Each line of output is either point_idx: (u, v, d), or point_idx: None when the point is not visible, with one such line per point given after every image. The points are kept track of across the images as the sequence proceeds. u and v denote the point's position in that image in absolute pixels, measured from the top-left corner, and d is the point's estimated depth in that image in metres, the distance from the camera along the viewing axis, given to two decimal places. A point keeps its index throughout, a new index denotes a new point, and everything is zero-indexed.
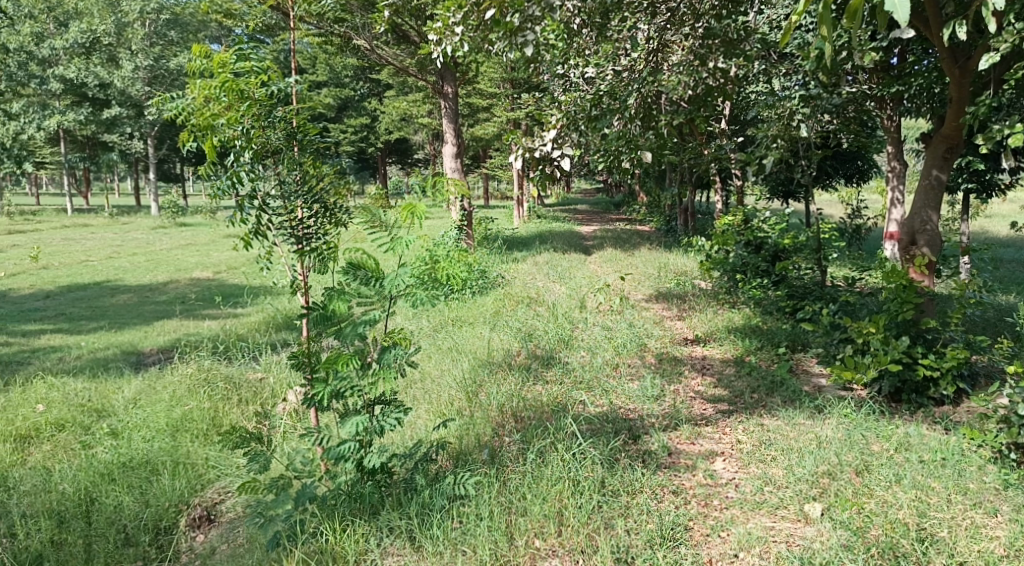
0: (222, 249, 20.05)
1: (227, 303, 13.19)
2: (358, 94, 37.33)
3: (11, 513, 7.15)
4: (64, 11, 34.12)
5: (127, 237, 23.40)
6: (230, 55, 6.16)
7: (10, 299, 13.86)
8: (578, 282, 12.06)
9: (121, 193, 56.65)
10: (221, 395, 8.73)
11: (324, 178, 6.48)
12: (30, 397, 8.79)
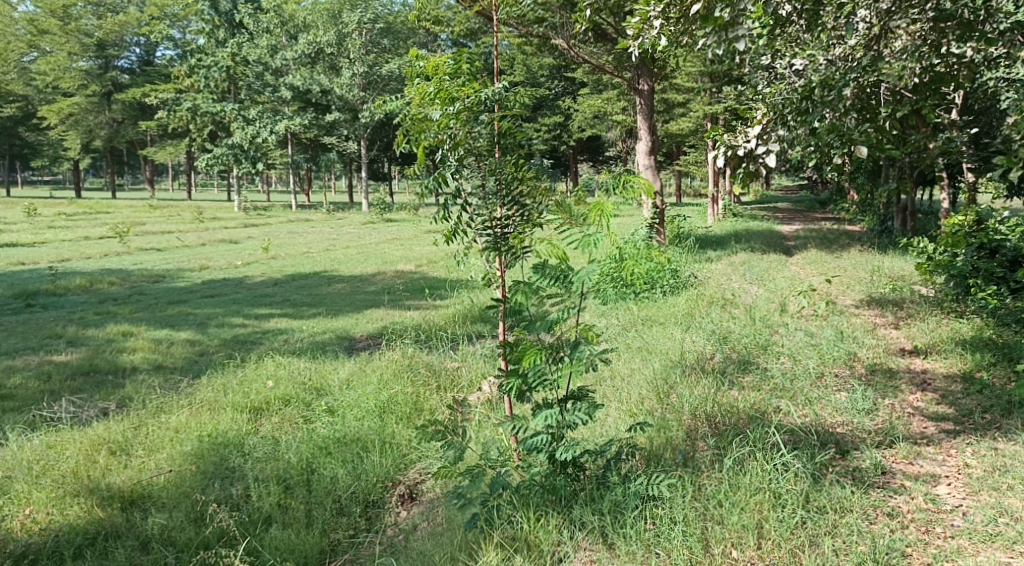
0: (424, 244, 20.63)
1: (429, 295, 13.46)
2: (553, 93, 37.46)
3: (243, 478, 7.33)
4: (294, 25, 36.02)
5: (340, 231, 24.59)
6: (447, 60, 6.19)
7: (245, 285, 14.77)
8: (778, 284, 11.51)
9: (334, 191, 59.82)
10: (422, 380, 8.82)
11: (525, 183, 6.35)
12: (263, 373, 9.12)
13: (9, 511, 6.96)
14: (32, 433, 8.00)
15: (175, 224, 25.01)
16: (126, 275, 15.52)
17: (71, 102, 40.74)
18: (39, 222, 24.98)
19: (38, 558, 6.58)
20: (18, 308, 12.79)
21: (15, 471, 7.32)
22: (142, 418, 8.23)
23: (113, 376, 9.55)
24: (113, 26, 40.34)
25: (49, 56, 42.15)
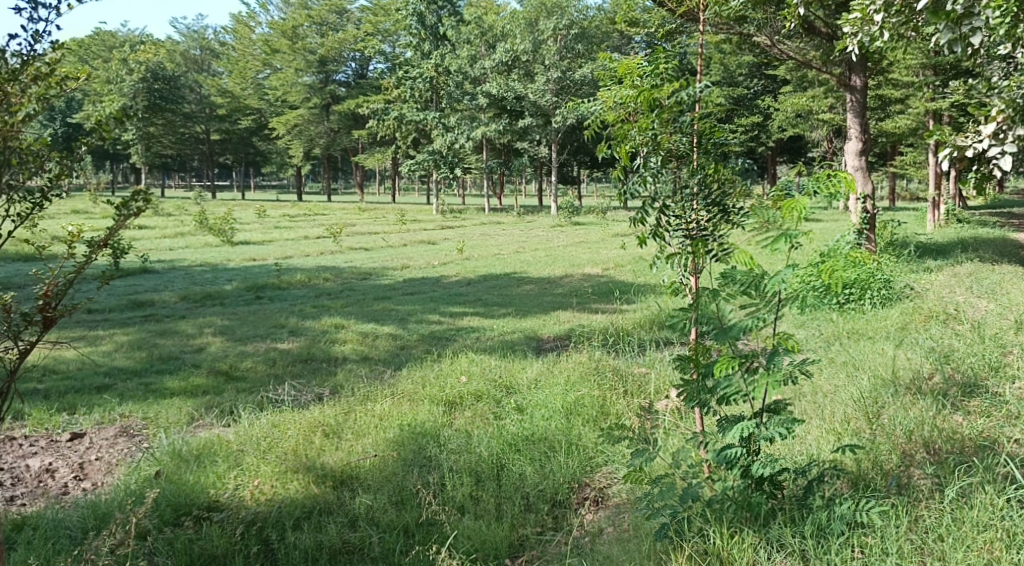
0: (612, 247, 20.27)
1: (620, 298, 13.06)
2: (752, 92, 36.22)
3: (439, 467, 6.76)
4: (494, 33, 36.44)
5: (531, 233, 24.60)
6: (640, 61, 5.71)
7: (441, 284, 14.88)
8: (1012, 299, 10.36)
9: (524, 195, 60.49)
10: (608, 384, 8.27)
11: (726, 182, 5.68)
12: (456, 369, 8.86)
13: (241, 480, 6.50)
14: (259, 413, 7.83)
15: (381, 225, 25.82)
16: (337, 271, 16.00)
17: (295, 114, 43.29)
18: (267, 222, 26.53)
19: (264, 526, 6.11)
20: (249, 300, 13.35)
21: (245, 446, 6.97)
22: (352, 405, 7.93)
23: (328, 364, 9.55)
24: (334, 43, 42.29)
25: (279, 73, 44.81)
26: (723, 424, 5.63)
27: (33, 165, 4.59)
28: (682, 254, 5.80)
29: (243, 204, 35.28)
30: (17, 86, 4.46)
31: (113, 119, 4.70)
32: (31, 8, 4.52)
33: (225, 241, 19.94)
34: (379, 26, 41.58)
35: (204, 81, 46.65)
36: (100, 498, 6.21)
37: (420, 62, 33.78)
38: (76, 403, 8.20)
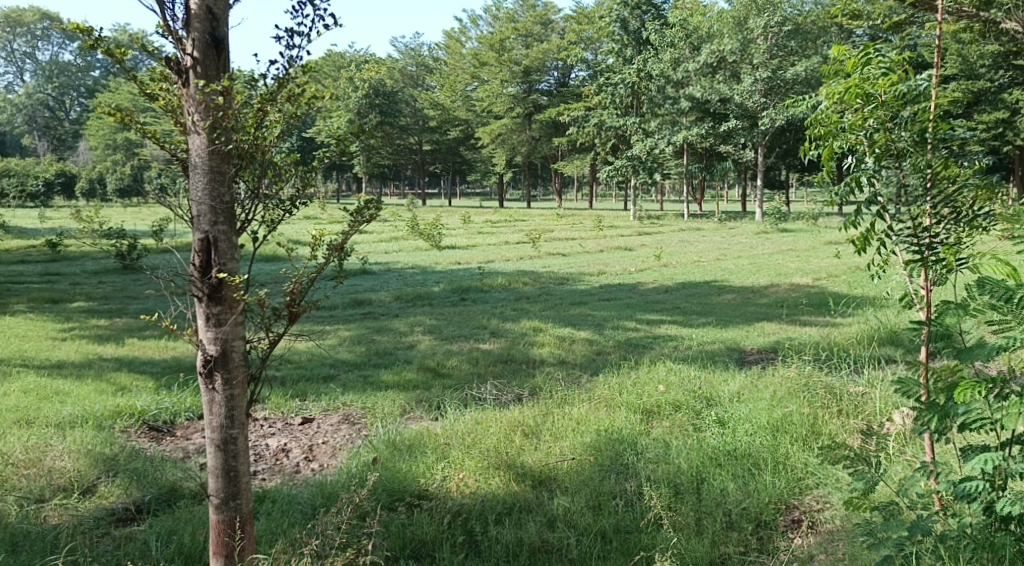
0: (824, 256, 19.52)
1: (832, 311, 12.60)
2: (996, 85, 33.73)
3: (635, 476, 6.65)
4: (700, 34, 35.78)
5: (733, 241, 24.16)
6: (862, 53, 5.23)
7: (640, 291, 14.93)
8: None
9: (732, 201, 59.16)
10: (820, 402, 7.81)
11: (961, 180, 5.15)
12: (654, 378, 8.79)
13: (447, 472, 6.63)
14: (464, 409, 8.17)
15: (580, 231, 26.07)
16: (536, 276, 16.40)
17: (500, 123, 44.72)
18: (474, 228, 27.39)
19: (469, 517, 6.18)
20: (455, 301, 13.91)
21: (451, 439, 7.13)
22: (550, 407, 7.97)
23: (527, 365, 9.80)
24: (538, 53, 43.12)
25: (488, 83, 46.06)
26: (964, 456, 5.11)
27: (284, 179, 4.87)
28: (917, 262, 5.24)
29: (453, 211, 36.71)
30: (273, 105, 4.71)
31: (354, 136, 4.89)
32: (288, 31, 4.79)
33: (434, 246, 20.78)
34: (582, 35, 41.73)
35: (418, 95, 48.77)
36: (325, 477, 6.71)
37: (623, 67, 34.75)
38: (307, 390, 8.88)
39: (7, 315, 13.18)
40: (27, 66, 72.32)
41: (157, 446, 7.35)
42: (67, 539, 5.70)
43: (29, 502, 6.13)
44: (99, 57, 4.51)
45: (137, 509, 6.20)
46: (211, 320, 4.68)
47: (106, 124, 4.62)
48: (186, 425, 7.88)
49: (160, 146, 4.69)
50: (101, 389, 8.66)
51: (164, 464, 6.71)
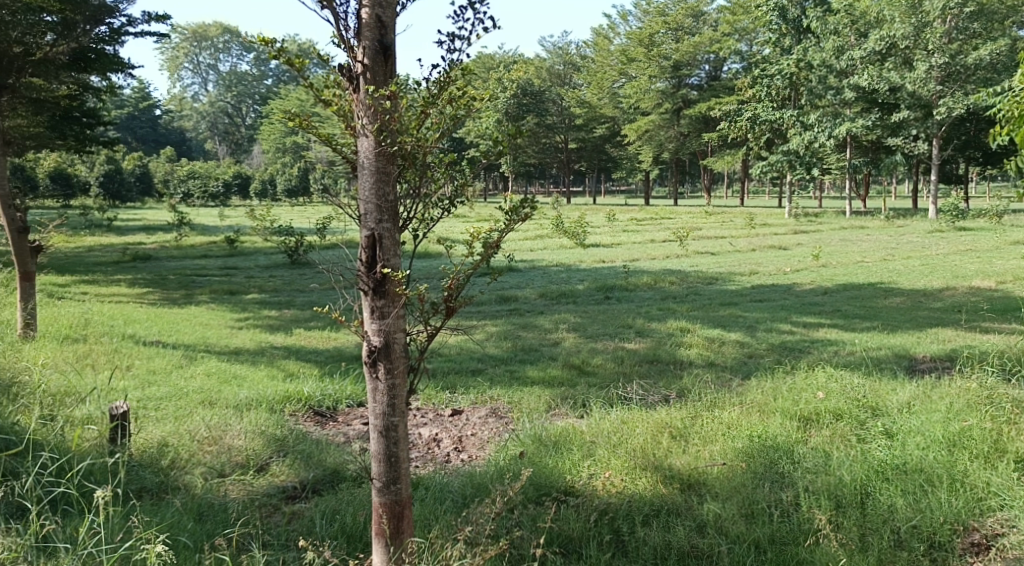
0: (1007, 257, 18.43)
1: (1013, 318, 11.99)
2: None
3: (792, 485, 6.50)
4: (867, 20, 33.22)
5: (903, 240, 23.12)
6: None
7: (796, 292, 14.62)
8: None
9: (901, 196, 56.50)
10: (1006, 416, 7.13)
11: None
12: (812, 384, 8.30)
13: (593, 470, 6.70)
14: (608, 408, 8.24)
15: (731, 230, 25.58)
16: (685, 276, 16.27)
17: (647, 120, 44.38)
18: (620, 226, 27.32)
19: (615, 517, 6.22)
20: (600, 299, 14.00)
21: (597, 438, 7.18)
22: (698, 410, 7.85)
23: (674, 366, 9.81)
24: (689, 47, 42.45)
25: (637, 79, 45.70)
26: None
27: (443, 179, 5.10)
28: None
29: (600, 209, 36.87)
30: (434, 107, 4.98)
31: (510, 137, 5.09)
32: (449, 36, 5.04)
33: (579, 244, 20.88)
34: (737, 25, 41.52)
35: (566, 94, 48.96)
36: (474, 468, 6.96)
37: (780, 58, 34.51)
38: (457, 383, 9.19)
39: (189, 304, 14.23)
40: (206, 74, 76.91)
41: (321, 430, 7.84)
42: (242, 512, 6.19)
43: (212, 475, 6.68)
44: (279, 65, 4.86)
45: (303, 488, 6.68)
46: (375, 313, 4.96)
47: (286, 128, 4.98)
48: (347, 411, 8.36)
49: (332, 148, 5.01)
50: (272, 375, 9.26)
51: (328, 448, 7.18)
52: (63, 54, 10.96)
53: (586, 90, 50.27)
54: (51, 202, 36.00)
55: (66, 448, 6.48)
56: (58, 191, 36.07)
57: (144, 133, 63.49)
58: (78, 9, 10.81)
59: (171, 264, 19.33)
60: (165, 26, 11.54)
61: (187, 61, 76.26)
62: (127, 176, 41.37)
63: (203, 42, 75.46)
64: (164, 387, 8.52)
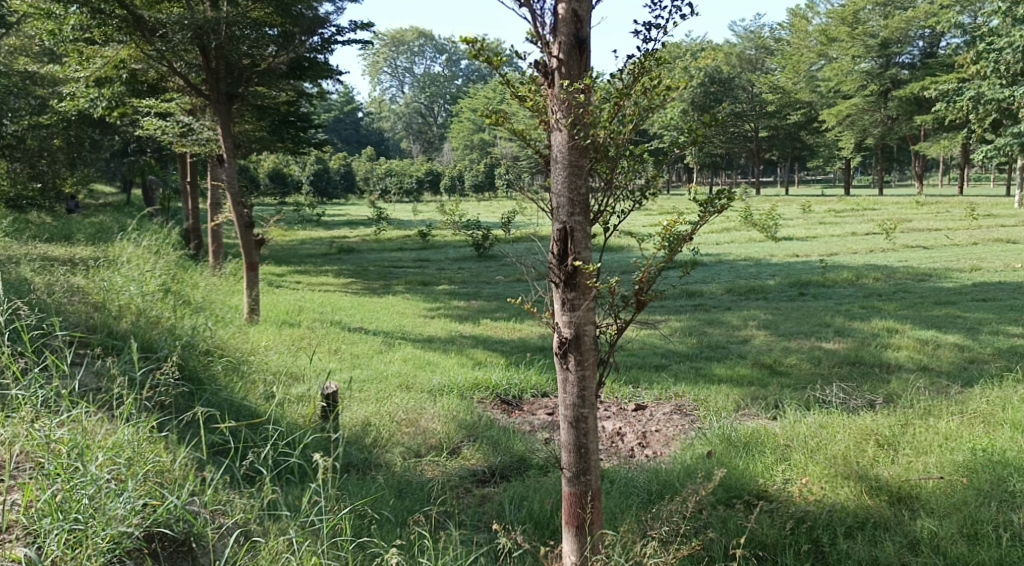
0: None
1: None
2: None
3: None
4: None
5: None
6: None
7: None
8: None
9: None
10: None
11: None
12: None
13: (789, 476, 6.41)
14: (804, 410, 7.89)
15: (946, 222, 23.90)
16: (893, 272, 15.36)
17: (849, 104, 40.88)
18: (816, 218, 26.25)
19: (814, 526, 5.92)
20: (793, 296, 13.46)
21: (792, 442, 6.90)
22: (909, 418, 7.39)
23: (879, 369, 9.29)
24: (899, 23, 38.93)
25: (839, 61, 42.77)
26: None
27: (634, 171, 4.99)
28: None
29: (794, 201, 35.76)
30: (628, 99, 4.89)
31: (707, 126, 4.93)
32: (645, 25, 4.92)
33: (770, 237, 20.15)
34: None
35: (758, 80, 47.44)
36: (659, 465, 6.84)
37: None
38: (641, 378, 9.07)
39: (384, 293, 14.80)
40: (404, 77, 79.90)
41: (507, 418, 7.93)
42: (438, 492, 6.34)
43: (410, 455, 6.88)
44: (477, 64, 4.89)
45: (493, 472, 6.78)
46: (566, 305, 4.93)
47: (482, 125, 5.01)
48: (532, 401, 8.42)
49: (527, 143, 5.01)
50: (463, 362, 9.46)
51: (515, 435, 7.27)
52: (284, 64, 11.07)
53: (780, 77, 48.38)
54: (269, 200, 38.88)
55: (285, 420, 6.84)
56: (273, 188, 38.58)
57: (348, 135, 68.00)
58: (298, 22, 10.75)
59: (370, 256, 20.15)
60: (373, 33, 11.85)
61: (387, 66, 79.88)
62: (331, 174, 43.45)
63: (401, 46, 78.45)
64: (365, 370, 8.86)
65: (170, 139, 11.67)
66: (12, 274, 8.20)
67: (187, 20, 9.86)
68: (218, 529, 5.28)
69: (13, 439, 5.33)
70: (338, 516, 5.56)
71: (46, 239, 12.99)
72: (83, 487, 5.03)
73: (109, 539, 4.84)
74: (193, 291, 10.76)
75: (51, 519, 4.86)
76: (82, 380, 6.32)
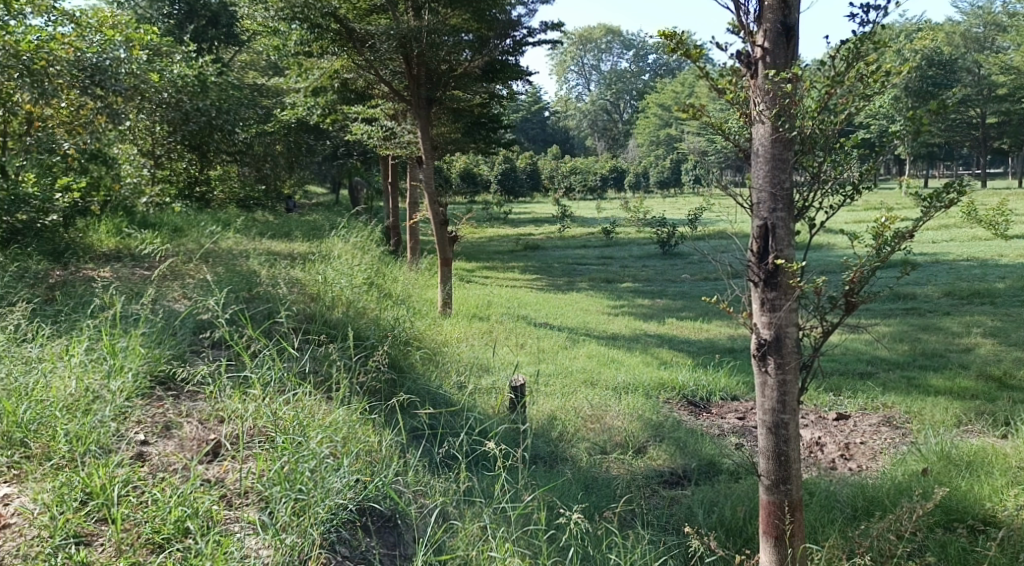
0: None
1: None
2: None
3: None
4: None
5: None
6: None
7: None
8: None
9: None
10: None
11: None
12: None
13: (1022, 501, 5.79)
14: None
15: None
16: None
17: None
18: None
19: None
20: None
21: None
22: None
23: None
24: None
25: None
26: None
27: (846, 163, 4.62)
28: None
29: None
30: (842, 87, 4.52)
31: (933, 113, 4.49)
32: (863, 7, 4.55)
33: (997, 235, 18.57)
34: None
35: (983, 62, 43.86)
36: (867, 479, 6.37)
37: None
38: (843, 385, 8.54)
39: (571, 290, 14.72)
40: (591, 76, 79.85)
41: (695, 420, 7.63)
42: (625, 490, 6.15)
43: (595, 451, 6.71)
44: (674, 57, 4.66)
45: (682, 475, 6.52)
46: (766, 306, 4.63)
47: (679, 120, 4.78)
48: (722, 404, 8.06)
49: (725, 137, 4.74)
50: (649, 361, 9.22)
51: (703, 438, 6.98)
52: (478, 67, 11.19)
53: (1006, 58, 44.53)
54: (460, 199, 39.86)
55: (477, 409, 6.83)
56: (465, 188, 39.51)
57: (535, 134, 68.94)
58: (493, 26, 10.83)
59: (557, 253, 20.13)
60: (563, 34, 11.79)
61: (575, 64, 80.11)
62: (520, 174, 43.87)
63: (589, 45, 78.42)
64: (552, 365, 8.79)
65: (375, 143, 12.06)
66: (238, 266, 8.66)
67: (395, 31, 10.04)
68: (420, 509, 5.32)
69: (251, 414, 5.49)
70: (528, 506, 5.48)
71: (268, 234, 13.73)
72: (306, 460, 5.12)
73: (328, 509, 4.89)
74: (393, 284, 11.03)
75: (280, 487, 4.93)
76: (307, 362, 6.53)
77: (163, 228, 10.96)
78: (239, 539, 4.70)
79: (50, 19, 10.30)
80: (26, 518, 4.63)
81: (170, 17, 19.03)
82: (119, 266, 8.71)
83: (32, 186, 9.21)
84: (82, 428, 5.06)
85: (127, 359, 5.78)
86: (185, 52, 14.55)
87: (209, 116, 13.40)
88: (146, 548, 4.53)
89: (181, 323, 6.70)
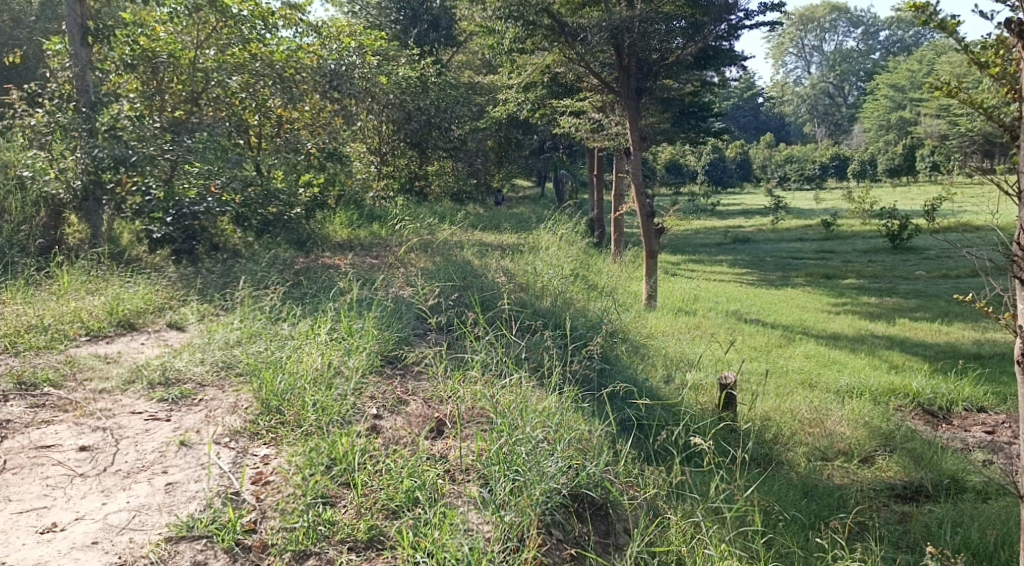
0: None
1: None
2: None
3: None
4: None
5: None
6: None
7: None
8: None
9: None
10: None
11: None
12: None
13: None
14: None
15: None
16: None
17: None
18: None
19: None
20: None
21: None
22: None
23: None
24: None
25: None
26: None
27: None
28: None
29: None
30: None
31: None
32: None
33: None
34: None
35: None
36: None
37: None
38: None
39: (789, 286, 14.40)
40: (811, 57, 76.85)
41: (934, 431, 7.38)
42: (853, 501, 6.07)
43: (815, 457, 6.64)
44: (928, 30, 4.44)
45: (916, 489, 6.36)
46: None
47: (931, 98, 4.58)
48: (964, 415, 7.74)
49: (988, 114, 4.44)
50: (875, 365, 8.94)
51: (943, 451, 6.77)
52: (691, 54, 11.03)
53: None
54: (668, 189, 39.79)
55: (690, 404, 6.91)
56: (672, 179, 39.47)
57: (747, 122, 67.62)
58: (709, 11, 10.64)
59: (768, 247, 19.67)
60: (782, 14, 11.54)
61: (794, 46, 77.48)
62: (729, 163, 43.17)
63: (810, 24, 75.26)
64: (765, 363, 8.69)
65: (582, 135, 12.31)
66: (455, 256, 9.12)
67: (607, 22, 10.33)
68: (631, 500, 5.47)
69: (469, 396, 5.87)
70: (744, 507, 5.54)
71: (480, 226, 14.32)
72: (521, 443, 5.39)
73: (543, 492, 5.11)
74: (600, 276, 11.26)
75: (498, 467, 5.23)
76: (523, 350, 6.84)
77: (390, 221, 11.65)
78: (463, 512, 5.02)
79: (298, 31, 11.18)
80: (283, 477, 5.09)
81: (396, 24, 20.21)
82: (354, 255, 9.42)
83: (280, 183, 10.13)
84: (327, 399, 5.60)
85: (362, 340, 6.34)
86: (410, 55, 15.37)
87: (428, 115, 14.12)
88: (381, 514, 4.92)
89: (406, 309, 7.20)
